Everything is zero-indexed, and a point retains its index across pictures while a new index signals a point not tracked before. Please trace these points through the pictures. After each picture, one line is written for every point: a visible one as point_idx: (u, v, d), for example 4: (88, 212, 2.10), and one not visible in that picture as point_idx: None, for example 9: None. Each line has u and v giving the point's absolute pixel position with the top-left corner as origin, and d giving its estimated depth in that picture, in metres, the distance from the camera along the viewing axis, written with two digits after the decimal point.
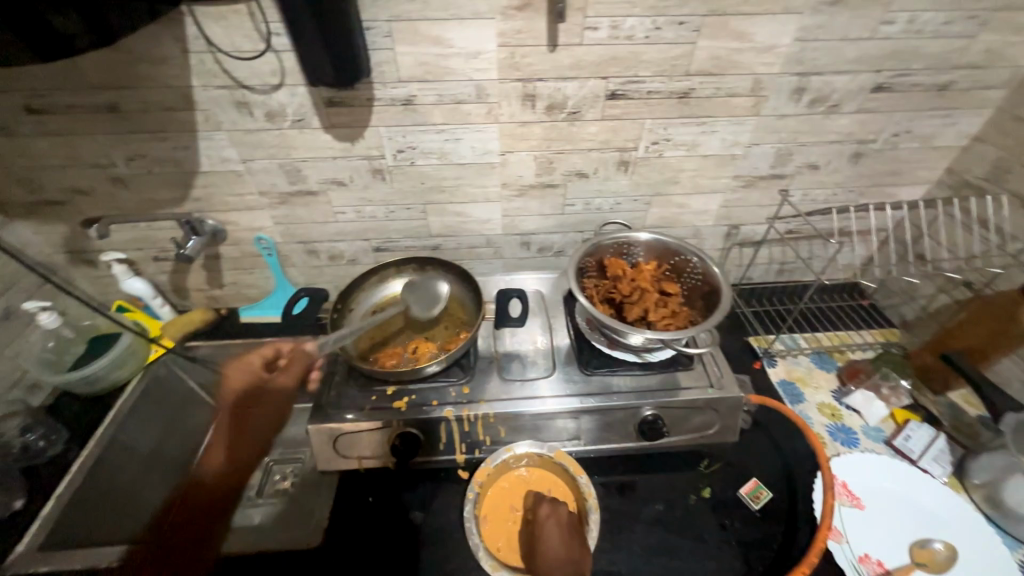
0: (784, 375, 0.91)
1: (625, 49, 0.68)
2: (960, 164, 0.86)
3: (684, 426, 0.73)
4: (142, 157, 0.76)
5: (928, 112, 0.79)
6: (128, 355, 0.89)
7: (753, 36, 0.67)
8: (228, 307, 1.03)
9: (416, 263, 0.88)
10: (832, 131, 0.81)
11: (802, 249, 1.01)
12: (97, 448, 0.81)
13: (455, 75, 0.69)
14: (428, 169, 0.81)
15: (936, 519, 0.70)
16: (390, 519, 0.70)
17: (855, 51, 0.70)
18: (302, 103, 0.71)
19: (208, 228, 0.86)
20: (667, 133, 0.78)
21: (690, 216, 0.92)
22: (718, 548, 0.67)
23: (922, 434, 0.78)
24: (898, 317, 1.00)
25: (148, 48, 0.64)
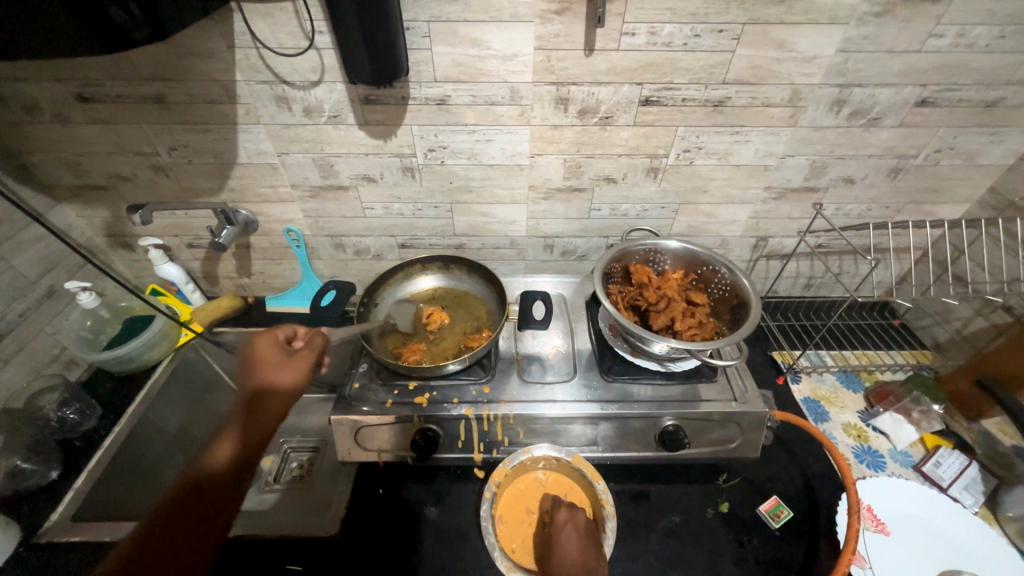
0: (808, 393, 0.89)
1: (662, 55, 0.67)
2: (1005, 183, 0.83)
3: (704, 438, 0.72)
4: (184, 147, 0.78)
5: (976, 129, 0.76)
6: (160, 338, 0.92)
7: (795, 46, 0.66)
8: (256, 296, 1.06)
9: (443, 262, 0.89)
10: (871, 145, 0.79)
11: (832, 264, 0.99)
12: (129, 425, 0.84)
13: (490, 76, 0.69)
14: (457, 169, 0.82)
15: (967, 550, 0.67)
16: (404, 512, 0.71)
17: (901, 64, 0.68)
18: (340, 100, 0.72)
19: (241, 218, 0.88)
20: (700, 141, 0.78)
21: (716, 225, 0.91)
22: (735, 565, 0.66)
23: (953, 461, 0.76)
24: (931, 339, 0.97)
25: (197, 42, 0.66)
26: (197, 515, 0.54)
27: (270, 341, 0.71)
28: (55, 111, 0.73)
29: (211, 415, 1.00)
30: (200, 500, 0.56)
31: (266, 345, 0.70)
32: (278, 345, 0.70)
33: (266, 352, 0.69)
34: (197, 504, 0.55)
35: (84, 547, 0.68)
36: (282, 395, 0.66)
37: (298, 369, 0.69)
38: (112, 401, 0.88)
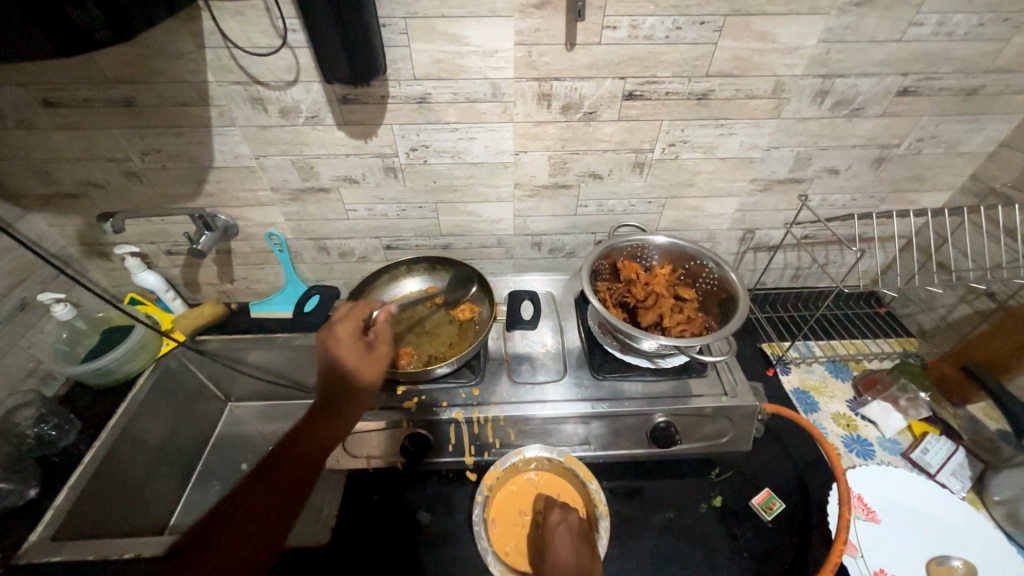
0: (798, 384, 0.89)
1: (643, 49, 0.66)
2: (985, 170, 0.84)
3: (695, 434, 0.72)
4: (157, 152, 0.76)
5: (956, 117, 0.77)
6: (140, 349, 0.90)
7: (777, 37, 0.66)
8: (239, 302, 1.04)
9: (427, 262, 0.88)
10: (855, 135, 0.79)
11: (819, 254, 0.99)
12: (110, 438, 0.81)
13: (470, 73, 0.68)
14: (440, 168, 0.80)
15: (955, 535, 0.68)
16: (397, 518, 0.70)
17: (882, 54, 0.68)
18: (316, 100, 0.70)
19: (219, 223, 0.86)
20: (684, 135, 0.77)
21: (704, 219, 0.91)
22: (728, 559, 0.66)
23: (940, 448, 0.77)
24: (916, 326, 0.98)
25: (164, 42, 0.63)
26: (291, 476, 0.57)
27: (350, 328, 0.66)
28: (19, 117, 0.71)
29: (198, 424, 0.98)
30: (283, 469, 0.58)
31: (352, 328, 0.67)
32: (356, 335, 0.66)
33: (349, 332, 0.66)
34: (276, 493, 0.56)
35: (66, 566, 0.67)
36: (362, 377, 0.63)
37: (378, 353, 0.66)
38: (92, 414, 0.86)
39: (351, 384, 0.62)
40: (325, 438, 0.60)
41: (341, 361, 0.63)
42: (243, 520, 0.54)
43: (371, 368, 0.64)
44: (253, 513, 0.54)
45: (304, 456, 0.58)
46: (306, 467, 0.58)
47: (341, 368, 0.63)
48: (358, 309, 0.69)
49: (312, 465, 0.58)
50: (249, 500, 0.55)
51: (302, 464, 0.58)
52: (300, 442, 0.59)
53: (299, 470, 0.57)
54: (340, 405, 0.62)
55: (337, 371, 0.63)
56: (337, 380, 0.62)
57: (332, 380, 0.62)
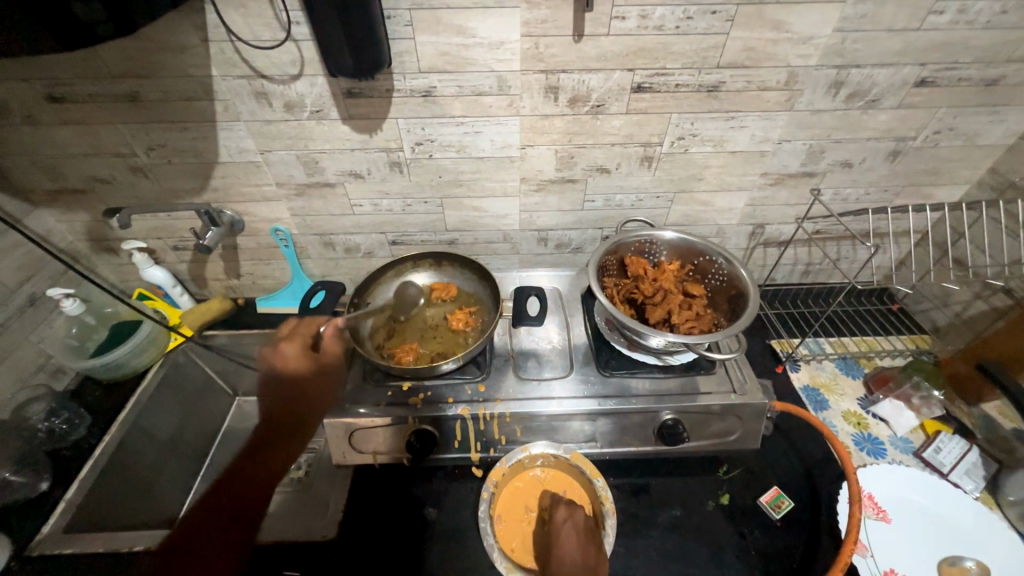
0: (807, 381, 0.88)
1: (653, 40, 0.65)
2: (1004, 164, 0.81)
3: (703, 431, 0.71)
4: (162, 147, 0.76)
5: (975, 108, 0.75)
6: (148, 344, 0.90)
7: (790, 26, 0.64)
8: (245, 297, 1.04)
9: (433, 258, 0.87)
10: (870, 128, 0.77)
11: (830, 249, 0.98)
12: (120, 432, 0.82)
13: (475, 65, 0.67)
14: (446, 163, 0.79)
15: (967, 536, 0.67)
16: (403, 513, 0.70)
17: (899, 43, 0.66)
18: (321, 94, 0.70)
19: (226, 219, 0.86)
20: (694, 128, 0.75)
21: (713, 214, 0.89)
22: (735, 557, 0.65)
23: (953, 447, 0.75)
24: (930, 323, 0.96)
25: (168, 36, 0.63)
26: (252, 490, 0.71)
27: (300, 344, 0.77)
28: (25, 113, 0.71)
29: (207, 418, 0.98)
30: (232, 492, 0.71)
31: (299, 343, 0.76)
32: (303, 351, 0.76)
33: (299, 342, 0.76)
34: (223, 508, 0.70)
35: (78, 558, 0.68)
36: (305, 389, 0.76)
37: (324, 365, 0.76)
38: (102, 408, 0.86)
39: (298, 398, 0.76)
40: (281, 452, 0.74)
41: (297, 374, 0.76)
42: (206, 538, 0.68)
43: (324, 378, 0.75)
44: (222, 528, 0.68)
45: (261, 475, 0.73)
46: (263, 486, 0.71)
47: (297, 381, 0.77)
48: (303, 322, 0.78)
49: (268, 478, 0.72)
50: (218, 518, 0.69)
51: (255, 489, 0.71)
52: (255, 462, 0.74)
53: (257, 485, 0.72)
54: (287, 418, 0.76)
55: (292, 387, 0.77)
56: (291, 395, 0.76)
57: (286, 392, 0.77)
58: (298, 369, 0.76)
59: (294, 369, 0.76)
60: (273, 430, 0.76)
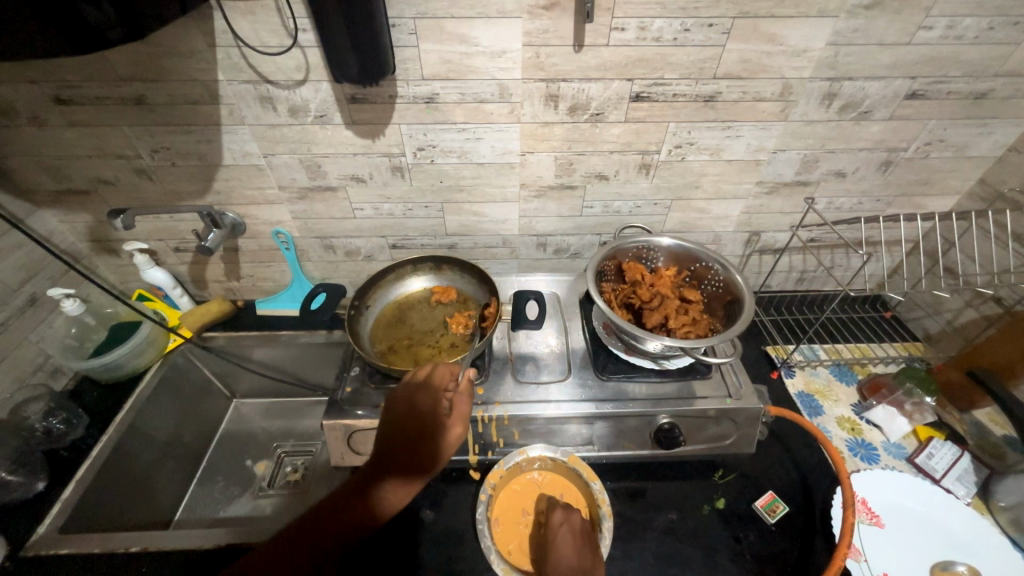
0: (802, 387, 0.89)
1: (651, 50, 0.67)
2: (993, 175, 0.83)
3: (699, 435, 0.72)
4: (167, 149, 0.77)
5: (965, 121, 0.76)
6: (147, 345, 0.90)
7: (785, 39, 0.66)
8: (245, 300, 1.05)
9: (432, 262, 0.88)
10: (862, 139, 0.79)
11: (825, 257, 0.99)
12: (118, 433, 0.82)
13: (477, 73, 0.68)
14: (447, 168, 0.81)
15: (958, 541, 0.68)
16: (401, 517, 0.70)
17: (891, 57, 0.68)
18: (325, 99, 0.71)
19: (228, 221, 0.87)
20: (691, 137, 0.77)
21: (709, 221, 0.91)
22: (731, 561, 0.66)
23: (945, 453, 0.77)
24: (922, 330, 0.98)
25: (177, 41, 0.64)
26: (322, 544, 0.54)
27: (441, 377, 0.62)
28: (32, 114, 0.71)
29: (203, 421, 0.98)
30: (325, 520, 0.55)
31: (429, 396, 0.60)
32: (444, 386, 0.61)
33: (421, 411, 0.59)
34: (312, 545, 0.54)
35: (72, 559, 0.67)
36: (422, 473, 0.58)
37: (451, 430, 0.59)
38: (99, 409, 0.86)
39: (388, 475, 0.57)
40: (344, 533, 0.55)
41: (395, 452, 0.57)
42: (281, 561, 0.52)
43: (436, 439, 0.58)
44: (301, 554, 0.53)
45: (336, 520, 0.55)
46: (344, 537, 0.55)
47: (387, 453, 0.57)
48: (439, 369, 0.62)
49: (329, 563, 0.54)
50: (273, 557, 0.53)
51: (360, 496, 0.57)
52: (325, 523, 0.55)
53: (333, 535, 0.55)
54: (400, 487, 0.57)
55: (385, 453, 0.57)
56: (368, 475, 0.57)
57: (378, 468, 0.57)
58: (404, 442, 0.58)
59: (396, 444, 0.58)
60: (343, 508, 0.56)
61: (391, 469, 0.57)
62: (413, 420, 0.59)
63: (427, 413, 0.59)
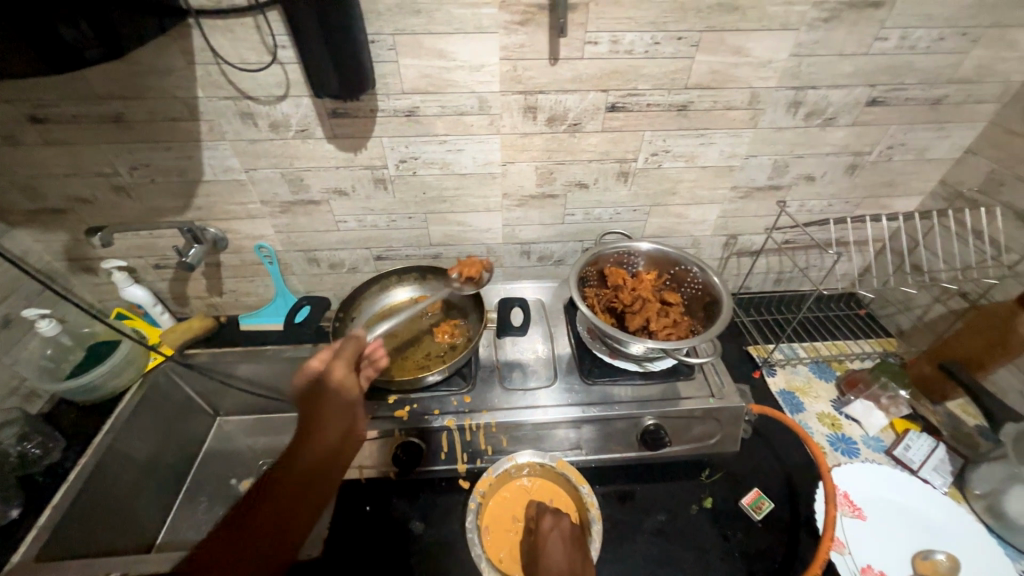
0: (783, 385, 0.91)
1: (624, 63, 0.69)
2: (953, 176, 0.87)
3: (684, 435, 0.73)
4: (146, 166, 0.76)
5: (923, 125, 0.80)
6: (127, 364, 0.89)
7: (750, 51, 0.69)
8: (228, 315, 1.04)
9: (417, 272, 0.88)
10: (828, 144, 0.82)
11: (800, 258, 1.02)
12: (97, 455, 0.80)
13: (457, 87, 0.70)
14: (429, 179, 0.82)
15: (939, 531, 0.70)
16: (392, 530, 0.69)
17: (850, 66, 0.72)
18: (306, 114, 0.71)
19: (209, 236, 0.86)
20: (666, 145, 0.80)
21: (687, 226, 0.93)
22: (720, 559, 0.67)
23: (921, 444, 0.79)
24: (895, 326, 1.01)
25: (156, 59, 0.64)
26: (271, 515, 0.55)
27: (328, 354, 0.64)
28: (5, 133, 0.71)
29: (187, 440, 0.96)
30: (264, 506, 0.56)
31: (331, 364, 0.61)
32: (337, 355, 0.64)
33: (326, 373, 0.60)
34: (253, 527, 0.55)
35: None
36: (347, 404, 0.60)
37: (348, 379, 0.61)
38: (78, 432, 0.84)
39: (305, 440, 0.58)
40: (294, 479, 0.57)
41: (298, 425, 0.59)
42: (241, 532, 0.54)
43: (343, 391, 0.60)
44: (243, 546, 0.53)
45: (264, 502, 0.56)
46: (297, 492, 0.57)
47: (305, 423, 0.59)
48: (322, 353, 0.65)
49: (293, 529, 0.57)
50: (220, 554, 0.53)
51: (287, 484, 0.57)
52: (265, 501, 0.56)
53: (263, 516, 0.55)
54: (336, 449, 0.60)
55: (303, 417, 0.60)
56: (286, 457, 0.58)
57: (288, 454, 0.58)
58: (306, 415, 0.59)
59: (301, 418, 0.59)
60: (283, 471, 0.58)
61: (321, 417, 0.59)
62: (314, 395, 0.60)
63: (334, 371, 0.61)
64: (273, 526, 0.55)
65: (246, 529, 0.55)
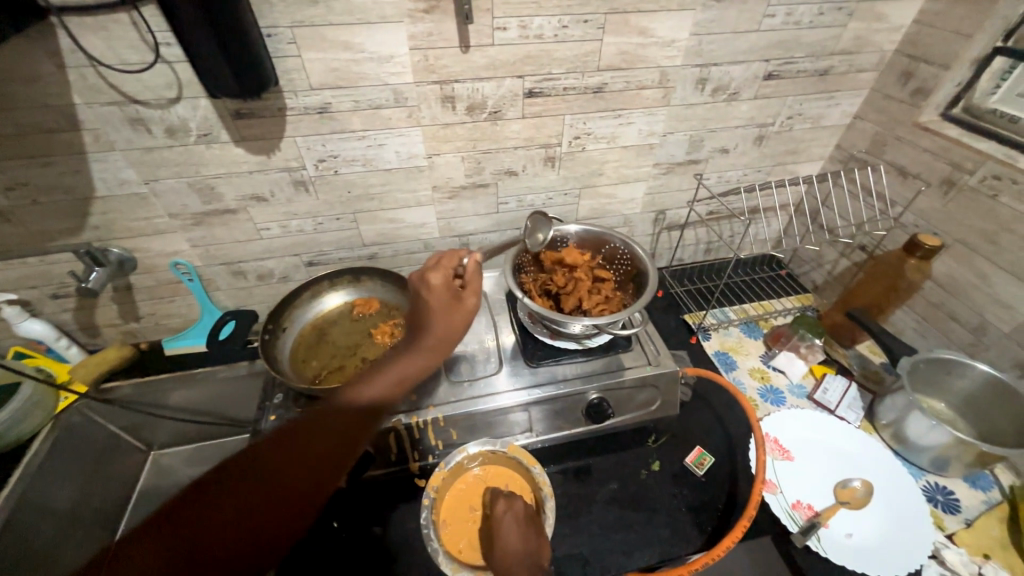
0: (718, 346, 0.97)
1: (536, 48, 0.70)
2: (846, 140, 0.96)
3: (628, 405, 0.76)
4: (23, 186, 0.68)
5: (815, 95, 0.87)
6: (33, 408, 0.79)
7: (654, 31, 0.71)
8: (149, 341, 0.96)
9: (350, 274, 0.86)
10: (736, 117, 0.87)
11: (724, 227, 1.09)
12: (6, 508, 0.72)
13: (368, 80, 0.68)
14: (353, 177, 0.79)
15: (854, 461, 0.77)
16: (347, 540, 0.68)
17: (746, 43, 0.76)
18: (207, 117, 0.67)
19: (112, 257, 0.79)
20: (587, 127, 0.81)
21: (618, 205, 0.96)
22: (669, 517, 0.71)
23: (837, 386, 0.87)
24: (811, 282, 1.10)
25: (16, 65, 0.57)
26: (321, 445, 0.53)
27: (443, 277, 0.61)
28: None
29: (116, 480, 0.90)
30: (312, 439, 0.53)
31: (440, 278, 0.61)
32: (448, 284, 0.61)
33: (438, 292, 0.60)
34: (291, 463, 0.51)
35: None
36: (448, 339, 0.60)
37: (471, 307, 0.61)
38: None
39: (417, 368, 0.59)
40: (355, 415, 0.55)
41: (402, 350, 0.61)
42: (258, 483, 0.49)
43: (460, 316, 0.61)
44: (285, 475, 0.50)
45: (314, 433, 0.53)
46: (346, 428, 0.54)
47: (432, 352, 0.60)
48: (435, 275, 0.61)
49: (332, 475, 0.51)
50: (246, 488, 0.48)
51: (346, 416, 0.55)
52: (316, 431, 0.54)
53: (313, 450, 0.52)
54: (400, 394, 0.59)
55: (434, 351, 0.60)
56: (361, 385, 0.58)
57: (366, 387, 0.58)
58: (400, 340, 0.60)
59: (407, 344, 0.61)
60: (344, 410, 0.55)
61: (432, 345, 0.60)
62: (422, 314, 0.61)
63: (446, 292, 0.61)
64: (329, 462, 0.52)
65: (263, 483, 0.49)
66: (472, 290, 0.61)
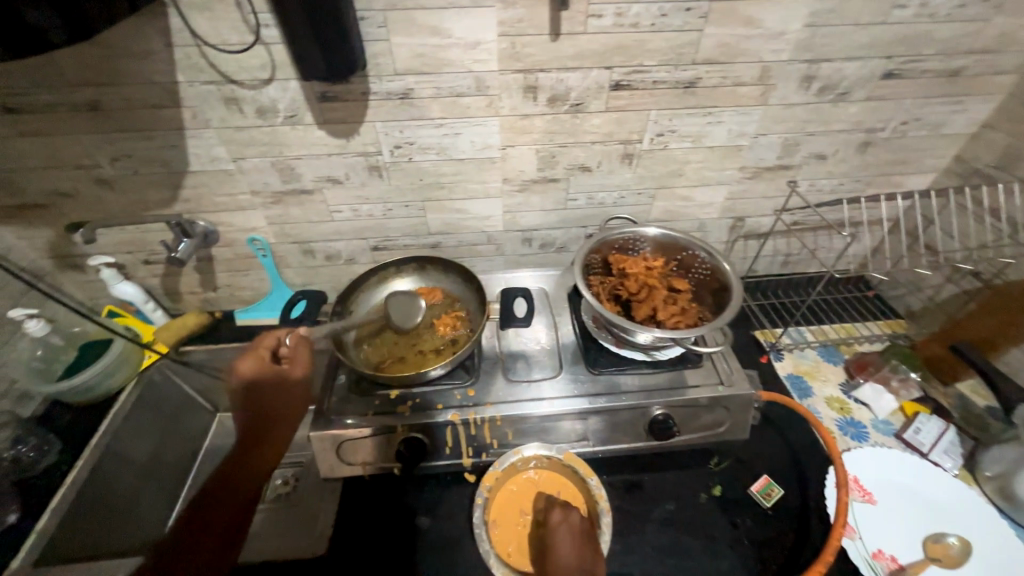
0: (791, 369, 0.90)
1: (629, 37, 0.65)
2: (968, 151, 0.84)
3: (692, 424, 0.72)
4: (128, 157, 0.73)
5: (939, 99, 0.77)
6: (121, 363, 0.86)
7: (762, 22, 0.65)
8: (223, 311, 1.00)
9: (416, 262, 0.86)
10: (841, 120, 0.79)
11: (808, 240, 1.00)
12: (94, 457, 0.79)
13: (452, 66, 0.66)
14: (426, 165, 0.78)
15: (950, 514, 0.69)
16: (397, 525, 0.68)
17: (866, 37, 0.68)
18: (294, 98, 0.68)
19: (199, 229, 0.83)
20: (672, 125, 0.76)
21: (693, 209, 0.91)
22: (729, 548, 0.66)
23: (931, 426, 0.78)
24: (904, 308, 1.00)
25: (131, 42, 0.60)
26: (234, 503, 0.70)
27: (256, 361, 0.74)
28: None
29: (186, 438, 0.96)
30: (225, 492, 0.70)
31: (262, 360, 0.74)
32: (263, 363, 0.74)
33: (268, 378, 0.75)
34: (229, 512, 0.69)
35: None
36: (276, 412, 0.76)
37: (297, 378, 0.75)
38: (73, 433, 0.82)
39: (256, 447, 0.74)
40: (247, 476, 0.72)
41: (251, 425, 0.75)
42: (204, 534, 0.66)
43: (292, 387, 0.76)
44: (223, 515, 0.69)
45: (237, 494, 0.70)
46: (251, 478, 0.72)
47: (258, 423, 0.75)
48: (250, 364, 0.73)
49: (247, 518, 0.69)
50: (191, 536, 0.66)
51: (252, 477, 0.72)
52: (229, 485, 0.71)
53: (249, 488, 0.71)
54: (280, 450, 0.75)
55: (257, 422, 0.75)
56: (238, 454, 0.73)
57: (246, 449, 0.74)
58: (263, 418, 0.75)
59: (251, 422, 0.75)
60: (236, 464, 0.72)
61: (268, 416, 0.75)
62: (258, 391, 0.75)
63: (274, 377, 0.75)
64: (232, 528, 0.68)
65: (210, 535, 0.66)
66: (297, 360, 0.75)
